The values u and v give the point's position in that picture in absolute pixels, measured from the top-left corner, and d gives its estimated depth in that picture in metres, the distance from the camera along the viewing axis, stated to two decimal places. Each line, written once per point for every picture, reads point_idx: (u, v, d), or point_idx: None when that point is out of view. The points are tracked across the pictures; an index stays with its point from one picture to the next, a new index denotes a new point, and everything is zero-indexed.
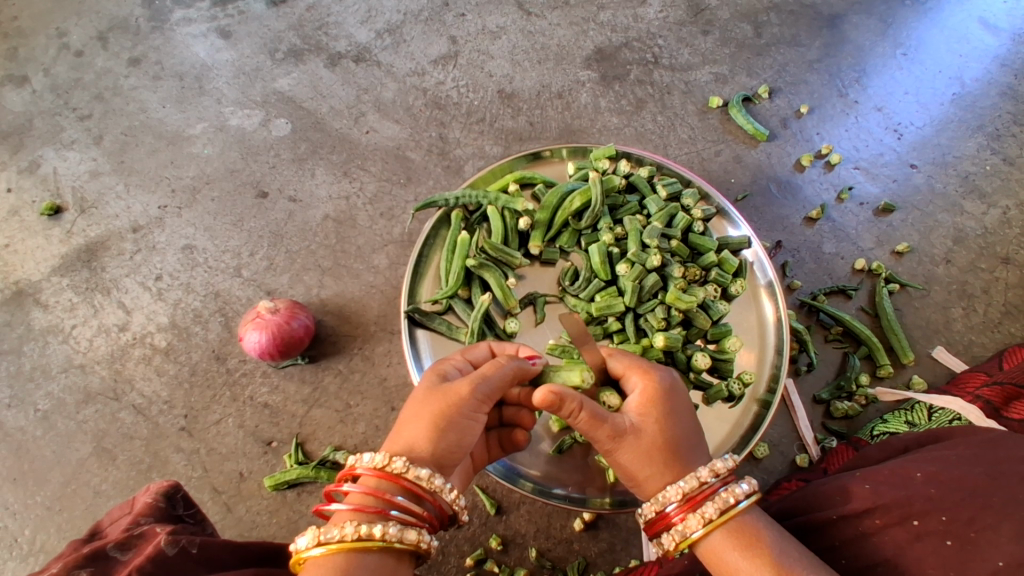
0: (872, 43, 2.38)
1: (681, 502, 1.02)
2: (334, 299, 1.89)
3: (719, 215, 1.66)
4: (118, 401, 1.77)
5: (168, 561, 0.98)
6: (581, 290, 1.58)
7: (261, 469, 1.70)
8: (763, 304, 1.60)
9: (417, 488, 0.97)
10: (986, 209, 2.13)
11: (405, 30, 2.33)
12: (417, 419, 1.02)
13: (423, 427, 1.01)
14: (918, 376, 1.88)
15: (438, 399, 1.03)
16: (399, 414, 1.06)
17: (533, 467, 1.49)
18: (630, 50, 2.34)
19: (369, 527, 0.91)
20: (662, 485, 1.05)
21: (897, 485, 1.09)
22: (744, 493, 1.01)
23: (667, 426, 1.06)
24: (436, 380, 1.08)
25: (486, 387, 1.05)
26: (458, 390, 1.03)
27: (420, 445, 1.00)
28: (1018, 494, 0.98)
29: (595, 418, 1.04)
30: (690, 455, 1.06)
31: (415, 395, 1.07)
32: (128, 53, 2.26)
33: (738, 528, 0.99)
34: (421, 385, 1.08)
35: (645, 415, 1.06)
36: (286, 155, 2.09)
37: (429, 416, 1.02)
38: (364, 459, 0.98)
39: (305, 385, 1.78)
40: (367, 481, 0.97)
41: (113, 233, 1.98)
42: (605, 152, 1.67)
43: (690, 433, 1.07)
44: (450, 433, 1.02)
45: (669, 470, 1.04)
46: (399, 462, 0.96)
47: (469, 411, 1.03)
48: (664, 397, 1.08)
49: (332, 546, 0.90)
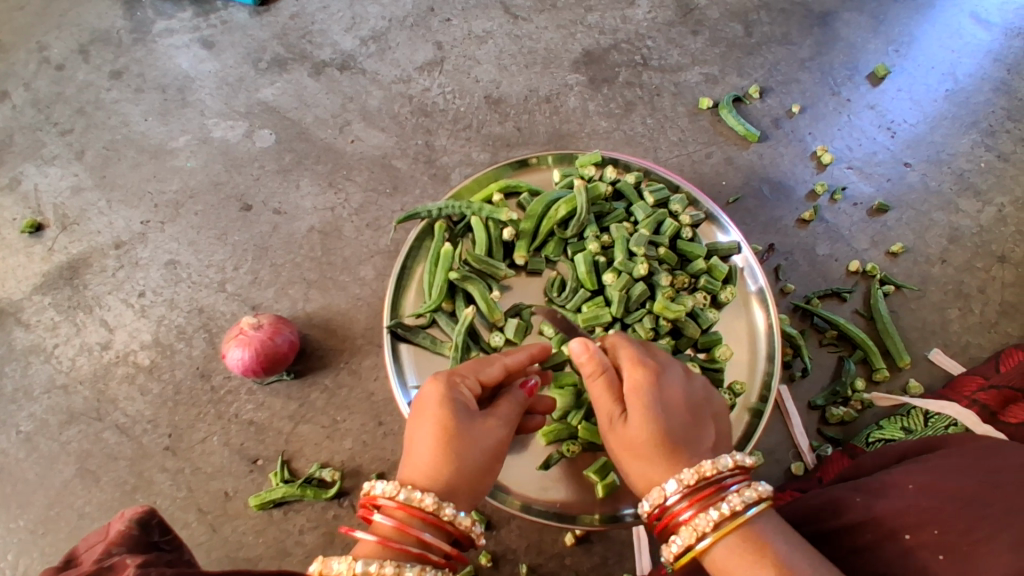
0: (864, 40, 2.35)
1: (687, 498, 1.07)
2: (320, 312, 1.86)
3: (708, 220, 1.63)
4: (102, 421, 1.75)
5: None
6: (568, 301, 1.55)
7: (247, 488, 1.68)
8: (753, 312, 1.56)
9: (448, 527, 1.00)
10: (982, 206, 2.10)
11: (390, 36, 2.30)
12: (445, 457, 1.04)
13: (452, 467, 1.04)
14: (914, 380, 1.84)
15: (472, 440, 1.07)
16: (418, 450, 1.05)
17: (520, 485, 1.43)
18: (619, 52, 2.31)
19: (405, 568, 0.94)
20: (652, 476, 1.12)
21: (890, 497, 1.14)
22: (747, 499, 1.05)
23: (651, 423, 1.12)
24: (457, 412, 1.08)
25: (504, 433, 1.13)
26: (489, 435, 1.09)
27: (454, 483, 1.04)
28: (1016, 503, 0.99)
29: (600, 395, 1.20)
30: (675, 451, 1.11)
31: (415, 416, 1.09)
32: (110, 66, 2.24)
33: (747, 533, 1.03)
34: (443, 418, 1.07)
35: (636, 407, 1.14)
36: (270, 166, 2.07)
37: (462, 458, 1.05)
38: (399, 493, 0.98)
39: (291, 401, 1.75)
40: (397, 513, 0.98)
41: (95, 249, 1.95)
42: (591, 158, 1.64)
43: (676, 433, 1.12)
44: (473, 462, 1.06)
45: (657, 463, 1.11)
46: (438, 505, 0.99)
47: (494, 453, 1.10)
48: (649, 394, 1.15)
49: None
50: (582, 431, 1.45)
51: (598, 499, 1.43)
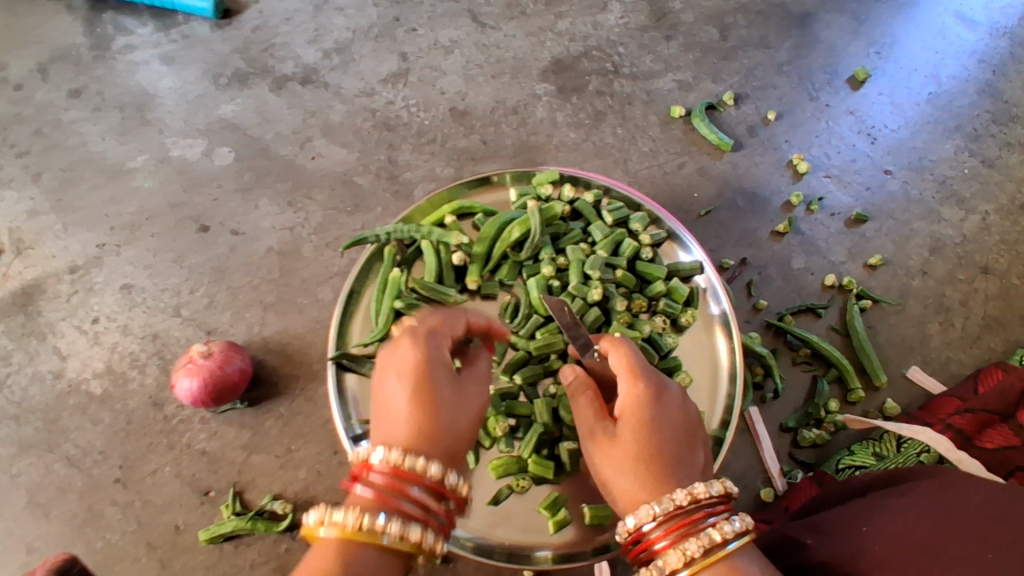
0: (844, 42, 2.26)
1: (666, 526, 1.09)
2: (277, 337, 1.82)
3: (670, 240, 1.57)
4: (53, 452, 1.72)
5: None
6: (521, 327, 1.49)
7: (197, 521, 1.65)
8: (715, 335, 1.51)
9: (445, 485, 1.10)
10: (965, 215, 2.02)
11: (354, 48, 2.24)
12: (442, 426, 1.12)
13: (449, 432, 1.13)
14: (891, 400, 1.78)
15: (464, 405, 1.17)
16: (410, 423, 1.11)
17: (471, 522, 1.37)
18: (589, 60, 2.25)
19: (405, 530, 1.04)
20: (635, 496, 1.12)
21: (846, 536, 1.15)
22: (734, 531, 1.08)
23: (641, 441, 1.14)
24: (447, 381, 1.16)
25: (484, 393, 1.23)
26: (476, 398, 1.19)
27: (448, 449, 1.13)
28: (963, 552, 1.00)
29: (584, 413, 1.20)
30: (664, 472, 1.12)
31: (394, 373, 1.15)
32: (70, 85, 2.20)
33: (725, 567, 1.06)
34: (437, 388, 1.14)
35: (627, 425, 1.15)
36: (229, 186, 2.02)
37: (456, 425, 1.14)
38: (391, 458, 1.07)
39: (245, 430, 1.71)
40: (390, 476, 1.07)
41: (50, 274, 1.92)
42: (547, 177, 1.59)
43: (665, 452, 1.13)
44: (462, 421, 1.16)
45: (642, 482, 1.12)
46: (438, 471, 1.09)
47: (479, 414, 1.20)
48: (644, 412, 1.16)
49: (348, 535, 1.01)
50: (531, 465, 1.39)
51: (553, 534, 1.38)
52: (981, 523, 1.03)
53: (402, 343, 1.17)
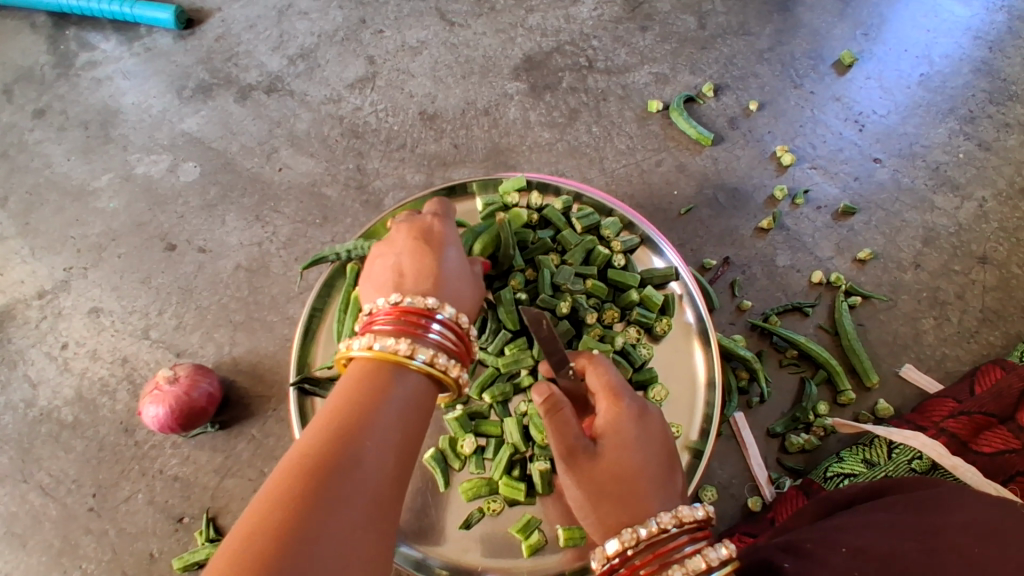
0: (828, 25, 2.17)
1: (640, 556, 0.99)
2: (247, 357, 1.77)
3: (643, 246, 1.51)
4: (26, 483, 1.69)
5: None
6: (489, 343, 1.43)
7: (172, 549, 1.60)
8: (692, 343, 1.44)
9: (458, 331, 1.09)
10: (960, 202, 1.94)
11: (319, 53, 2.18)
12: (453, 289, 1.14)
13: (455, 288, 1.15)
14: (884, 401, 1.70)
15: (469, 279, 1.19)
16: (423, 278, 1.12)
17: (444, 550, 1.30)
18: (562, 55, 2.17)
19: (420, 350, 1.00)
20: (618, 522, 1.04)
21: (823, 562, 1.08)
22: (718, 560, 0.97)
23: (628, 456, 1.06)
24: (456, 254, 1.19)
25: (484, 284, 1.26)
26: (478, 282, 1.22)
27: (458, 307, 1.13)
28: (940, 566, 0.93)
29: (562, 432, 1.09)
30: (649, 491, 1.05)
31: (406, 234, 1.18)
32: (32, 104, 2.15)
33: None
34: (446, 260, 1.16)
35: (609, 442, 1.08)
36: (195, 202, 1.97)
37: (462, 293, 1.16)
38: (405, 298, 1.06)
39: (217, 454, 1.67)
40: (413, 308, 1.06)
41: (18, 300, 1.88)
42: (514, 184, 1.53)
43: (651, 469, 1.07)
44: (470, 298, 1.18)
45: (627, 505, 1.04)
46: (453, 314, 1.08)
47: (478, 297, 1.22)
48: (627, 428, 1.09)
49: (381, 355, 0.99)
50: (502, 487, 1.34)
51: (529, 560, 1.29)
52: (964, 544, 0.95)
53: (422, 216, 1.22)
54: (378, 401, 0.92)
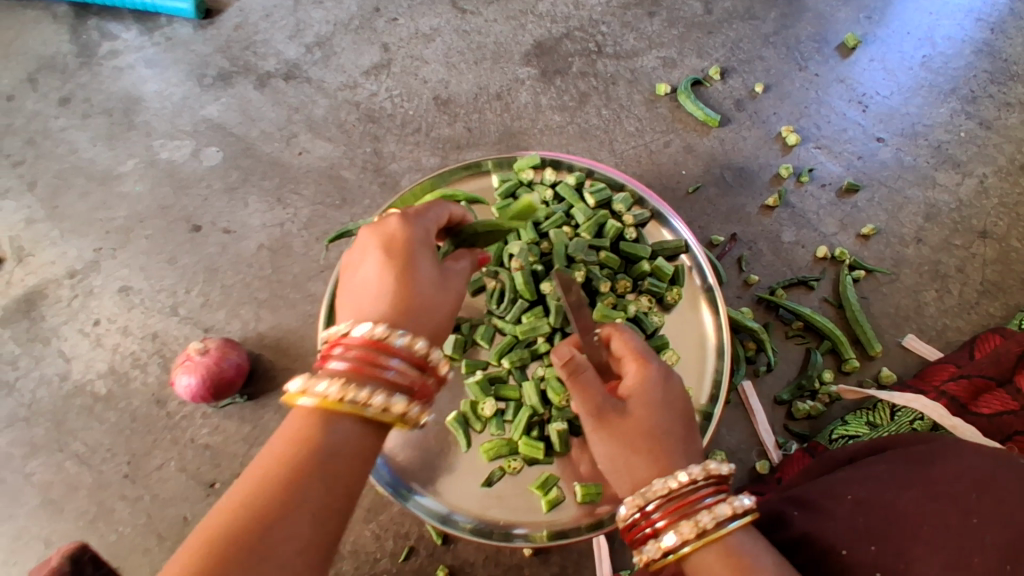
0: (831, 9, 2.22)
1: (668, 506, 1.04)
2: (272, 332, 1.84)
3: (654, 219, 1.56)
4: (63, 453, 1.76)
5: None
6: (506, 312, 1.49)
7: (204, 512, 1.68)
8: (701, 311, 1.50)
9: (414, 359, 1.03)
10: (961, 179, 1.99)
11: (335, 41, 2.24)
12: (414, 307, 1.07)
13: (421, 307, 1.08)
14: (886, 369, 1.76)
15: (438, 290, 1.12)
16: (384, 298, 1.06)
17: (467, 505, 1.38)
18: (572, 41, 2.22)
19: (365, 392, 0.96)
20: (645, 476, 1.07)
21: (830, 513, 1.11)
22: (741, 508, 1.05)
23: (655, 415, 1.11)
24: (424, 265, 1.11)
25: (462, 289, 1.18)
26: (451, 290, 1.15)
27: (419, 329, 1.07)
28: (947, 522, 0.99)
29: (588, 394, 1.12)
30: (675, 447, 1.09)
31: (371, 246, 1.10)
32: (57, 93, 2.22)
33: (725, 550, 1.02)
34: (413, 272, 1.09)
35: (638, 401, 1.12)
36: (217, 185, 2.03)
37: (428, 311, 1.09)
38: (358, 332, 1.01)
39: (245, 424, 1.74)
40: (362, 344, 1.00)
41: (49, 280, 1.95)
42: (528, 161, 1.58)
43: (676, 428, 1.11)
44: (440, 310, 1.11)
45: (655, 460, 1.08)
46: (407, 344, 1.02)
47: (452, 306, 1.15)
48: (654, 388, 1.14)
49: (329, 407, 0.94)
50: (522, 447, 1.41)
51: (548, 515, 1.37)
52: (965, 495, 1.00)
53: (386, 219, 1.13)
54: (316, 465, 0.89)
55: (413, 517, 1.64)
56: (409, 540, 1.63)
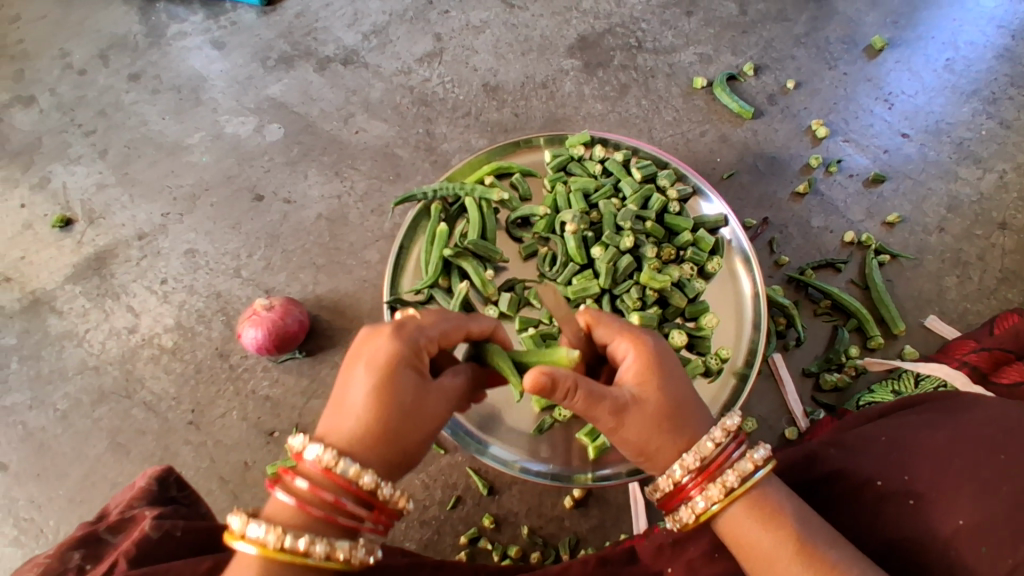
0: (860, 13, 2.35)
1: (694, 472, 1.04)
2: (329, 295, 1.96)
3: (695, 194, 1.68)
4: (130, 399, 1.87)
5: (149, 544, 1.10)
6: (558, 275, 1.62)
7: (264, 458, 1.79)
8: (740, 278, 1.61)
9: (365, 496, 0.97)
10: (982, 174, 2.10)
11: (391, 30, 2.38)
12: (376, 430, 0.97)
13: (389, 429, 0.98)
14: (910, 346, 1.87)
15: (415, 408, 1.00)
16: (349, 414, 0.98)
17: (519, 447, 1.52)
18: (613, 36, 2.36)
19: (308, 540, 0.92)
20: (676, 455, 1.04)
21: (867, 453, 1.22)
22: (761, 459, 1.03)
23: (667, 391, 1.04)
24: (403, 380, 1.00)
25: (448, 404, 1.05)
26: (431, 407, 1.03)
27: (375, 454, 0.98)
28: (976, 455, 1.06)
29: (593, 398, 1.01)
30: (694, 417, 1.06)
31: (359, 361, 1.00)
32: (128, 69, 2.36)
33: (754, 501, 1.02)
34: (389, 388, 0.98)
35: (644, 382, 1.04)
36: (279, 159, 2.17)
37: (394, 433, 0.98)
38: (315, 458, 0.94)
39: (303, 378, 1.86)
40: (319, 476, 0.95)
41: (120, 241, 2.08)
42: (580, 139, 1.71)
43: (690, 397, 1.06)
44: (410, 435, 1.01)
45: (681, 436, 1.04)
46: (360, 475, 0.95)
47: (430, 429, 1.03)
48: (658, 362, 1.06)
49: (270, 554, 0.91)
50: None
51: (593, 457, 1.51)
52: (994, 433, 1.08)
53: (377, 329, 1.03)
54: None
55: (461, 469, 1.74)
56: (456, 490, 1.73)
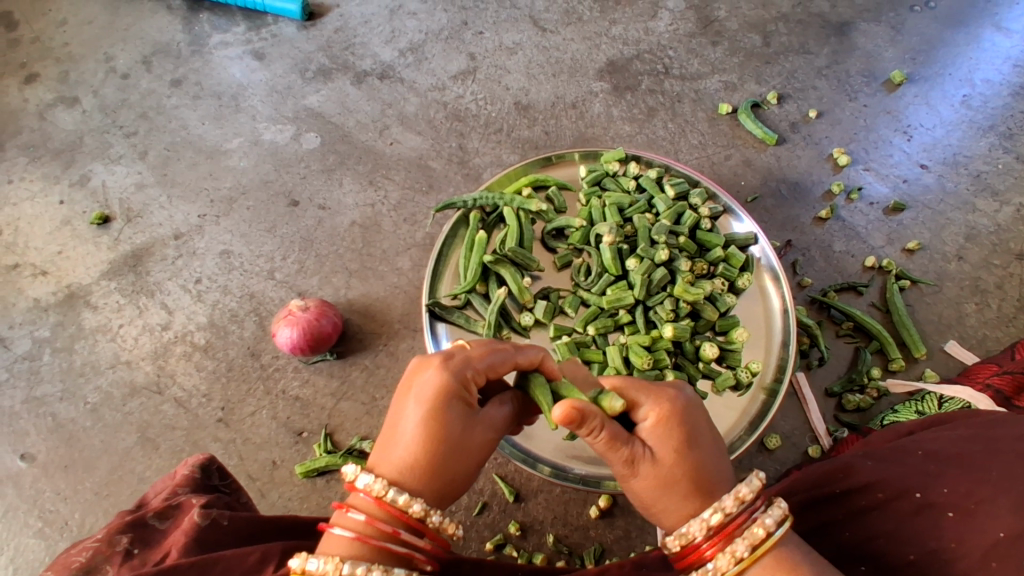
0: (880, 49, 2.44)
1: (708, 537, 0.99)
2: (361, 299, 2.00)
3: (726, 213, 1.73)
4: (161, 395, 1.90)
5: (200, 530, 1.10)
6: (593, 285, 1.66)
7: (292, 457, 1.81)
8: (769, 295, 1.65)
9: (422, 524, 0.98)
10: (999, 206, 2.16)
11: (427, 48, 2.46)
12: (428, 461, 0.99)
13: (442, 464, 0.99)
14: (930, 370, 1.91)
15: (463, 443, 1.01)
16: (402, 448, 0.99)
17: (551, 451, 1.53)
18: (642, 62, 2.44)
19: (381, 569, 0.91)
20: (685, 516, 1.02)
21: (899, 463, 1.16)
22: (774, 522, 0.97)
23: (686, 456, 1.02)
24: (460, 412, 1.01)
25: (494, 437, 1.07)
26: (478, 442, 1.04)
27: (431, 485, 0.99)
28: (1016, 468, 1.01)
29: (614, 444, 1.00)
30: (713, 482, 1.03)
31: (416, 395, 1.00)
32: (170, 75, 2.44)
33: (773, 565, 0.96)
34: (444, 425, 0.99)
35: (666, 443, 1.02)
36: (315, 166, 2.22)
37: (446, 464, 1.00)
38: (374, 488, 0.96)
39: (334, 379, 1.88)
40: (376, 507, 0.96)
41: (156, 240, 2.12)
42: (615, 155, 1.77)
43: (711, 463, 1.04)
44: (459, 469, 1.02)
45: (693, 500, 1.01)
46: (419, 507, 0.96)
47: (476, 461, 1.04)
48: (684, 425, 1.03)
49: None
50: None
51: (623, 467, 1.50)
52: None
53: (434, 360, 1.02)
54: None
55: (487, 475, 1.76)
56: (482, 496, 1.74)
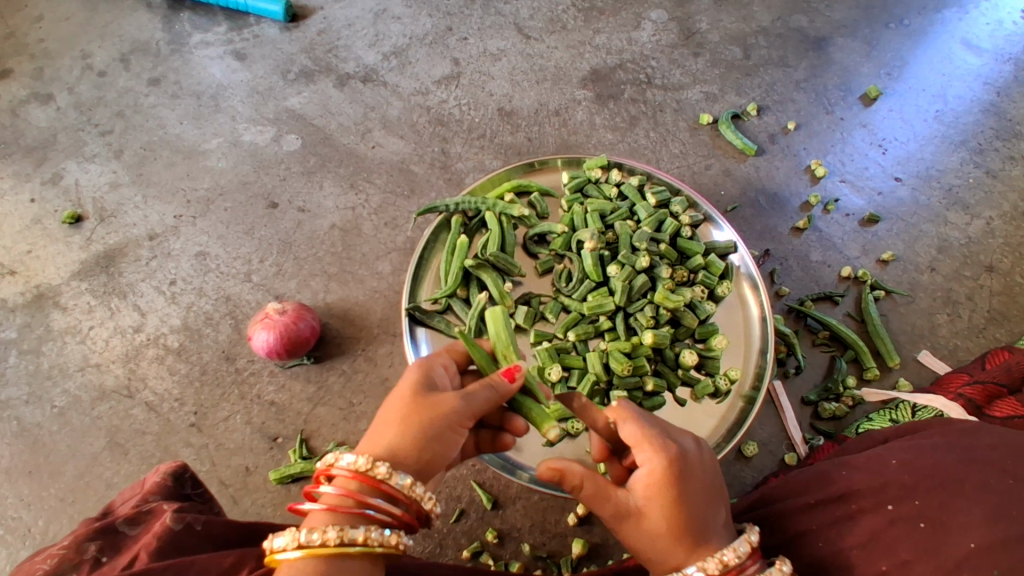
0: (857, 64, 2.49)
1: None
2: (340, 303, 1.98)
3: (706, 221, 1.74)
4: (131, 399, 1.85)
5: (173, 535, 1.06)
6: (574, 291, 1.66)
7: (266, 463, 1.77)
8: (748, 303, 1.66)
9: (396, 491, 0.95)
10: (970, 219, 2.21)
11: (410, 52, 2.46)
12: (393, 427, 0.99)
13: (404, 431, 0.99)
14: (904, 379, 1.94)
15: (424, 407, 1.01)
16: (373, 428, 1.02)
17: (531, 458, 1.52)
18: (624, 71, 2.46)
19: (351, 531, 0.88)
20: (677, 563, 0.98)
21: (874, 472, 1.13)
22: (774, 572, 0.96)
23: (665, 513, 0.99)
24: (418, 381, 1.06)
25: (467, 403, 1.05)
26: (444, 401, 1.02)
27: (402, 451, 0.97)
28: (986, 480, 1.01)
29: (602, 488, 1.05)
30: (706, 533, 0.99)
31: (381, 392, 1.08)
32: (148, 74, 2.40)
33: None
34: (399, 398, 1.03)
35: (652, 494, 1.00)
36: (296, 168, 2.20)
37: (413, 425, 0.99)
38: (341, 460, 0.94)
39: (311, 384, 1.86)
40: (348, 480, 0.94)
41: (130, 240, 2.08)
42: (597, 162, 1.78)
43: (700, 521, 0.99)
44: (428, 433, 1.00)
45: (682, 548, 0.98)
46: (383, 468, 0.93)
47: (449, 424, 1.02)
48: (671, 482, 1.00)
49: (312, 551, 0.86)
50: None
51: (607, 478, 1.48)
52: (1004, 462, 1.03)
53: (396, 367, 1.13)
54: None
55: (465, 482, 1.74)
56: (460, 503, 1.72)
